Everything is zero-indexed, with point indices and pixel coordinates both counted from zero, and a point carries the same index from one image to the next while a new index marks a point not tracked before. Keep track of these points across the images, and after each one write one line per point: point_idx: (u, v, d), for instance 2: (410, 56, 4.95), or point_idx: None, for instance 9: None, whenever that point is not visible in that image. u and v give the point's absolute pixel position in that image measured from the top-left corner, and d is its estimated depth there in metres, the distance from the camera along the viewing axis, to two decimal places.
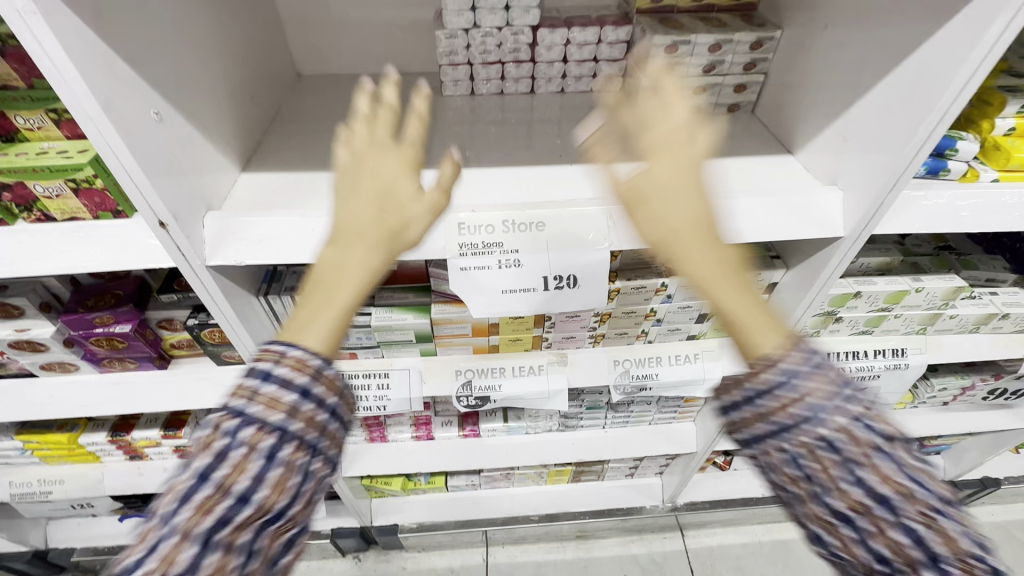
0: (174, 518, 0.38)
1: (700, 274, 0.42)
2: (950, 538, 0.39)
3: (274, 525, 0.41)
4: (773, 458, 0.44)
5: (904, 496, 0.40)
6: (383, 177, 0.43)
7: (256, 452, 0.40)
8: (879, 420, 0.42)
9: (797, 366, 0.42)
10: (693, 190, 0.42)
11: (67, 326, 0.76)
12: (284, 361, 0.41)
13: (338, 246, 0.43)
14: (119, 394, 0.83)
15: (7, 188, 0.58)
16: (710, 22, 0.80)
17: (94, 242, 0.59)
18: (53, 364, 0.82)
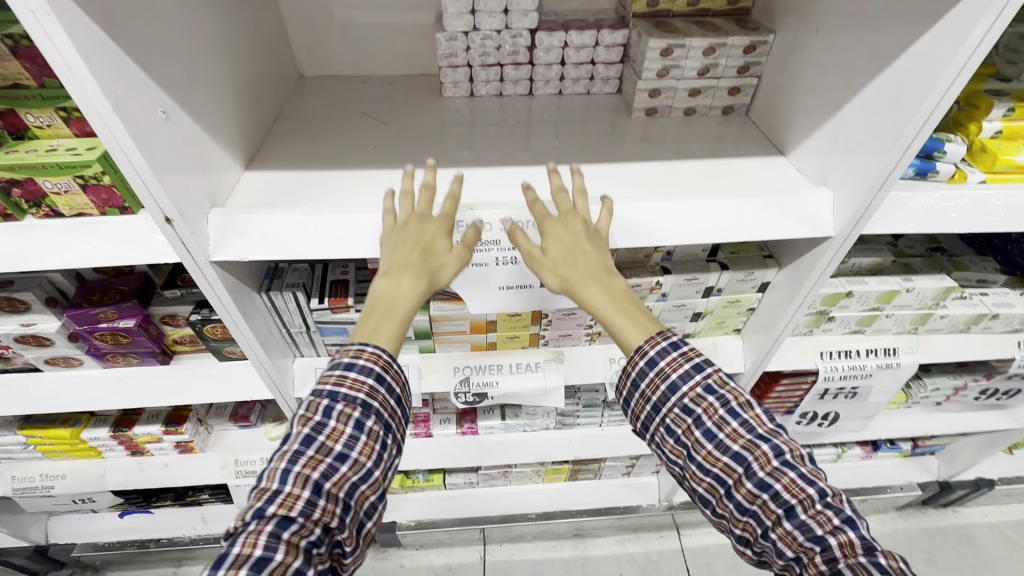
0: (291, 471, 0.54)
1: (596, 301, 0.64)
2: (790, 482, 0.57)
3: (361, 483, 0.57)
4: (666, 439, 0.65)
5: (748, 449, 0.60)
6: (426, 236, 0.62)
7: (348, 421, 0.58)
8: (734, 401, 0.62)
9: (657, 358, 0.64)
10: (595, 248, 0.63)
11: (72, 321, 0.77)
12: (363, 355, 0.61)
13: (395, 280, 0.61)
14: (122, 388, 0.85)
15: (16, 185, 0.59)
16: (704, 26, 0.82)
17: (101, 238, 0.61)
18: (58, 359, 0.84)
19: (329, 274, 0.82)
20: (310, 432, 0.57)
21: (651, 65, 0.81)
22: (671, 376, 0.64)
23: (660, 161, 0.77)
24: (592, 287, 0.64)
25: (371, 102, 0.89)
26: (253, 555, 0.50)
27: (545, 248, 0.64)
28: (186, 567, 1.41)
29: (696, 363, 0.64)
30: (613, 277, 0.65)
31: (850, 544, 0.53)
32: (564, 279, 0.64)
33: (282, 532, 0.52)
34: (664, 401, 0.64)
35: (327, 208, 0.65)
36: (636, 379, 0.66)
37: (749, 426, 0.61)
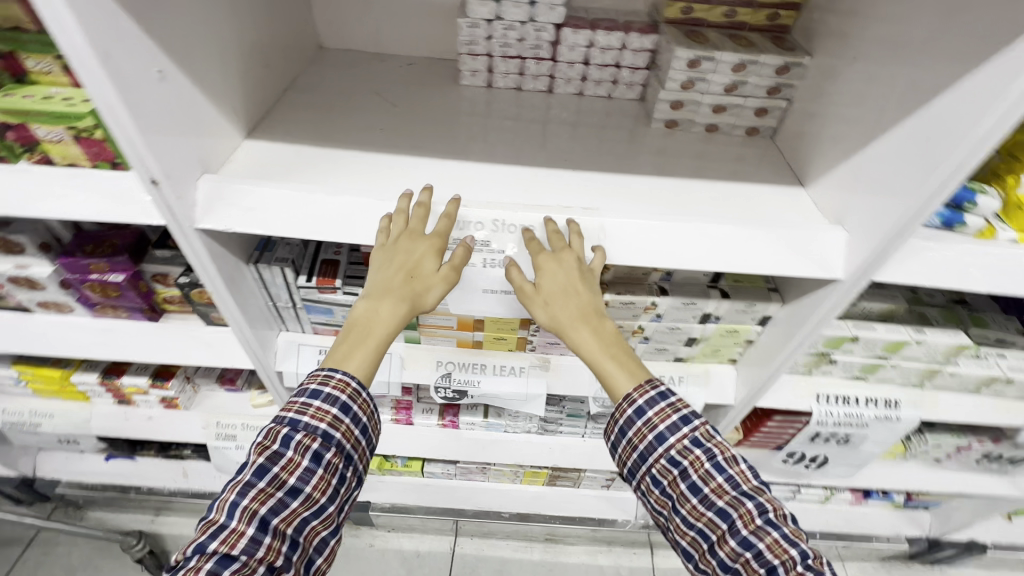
0: (240, 505, 0.57)
1: (582, 344, 0.67)
2: (773, 542, 0.58)
3: (313, 517, 0.61)
4: (651, 490, 0.67)
5: (732, 505, 0.61)
6: (413, 258, 0.62)
7: (308, 451, 0.62)
8: (723, 457, 0.64)
9: (643, 404, 0.67)
10: (585, 292, 0.65)
11: (64, 268, 0.77)
12: (331, 381, 0.64)
13: (376, 304, 0.64)
14: (109, 339, 0.85)
15: (11, 128, 0.58)
16: (737, 39, 0.78)
17: (90, 191, 0.60)
18: (49, 303, 0.84)
19: (321, 253, 0.81)
20: (264, 464, 0.60)
21: (676, 76, 0.77)
22: (659, 427, 0.66)
23: (671, 177, 0.73)
24: (580, 330, 0.67)
25: (386, 82, 0.87)
26: None
27: (537, 283, 0.65)
28: (163, 517, 1.44)
29: (683, 415, 0.67)
30: (603, 320, 0.68)
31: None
32: (551, 315, 0.67)
33: (223, 568, 0.54)
34: (650, 452, 0.67)
35: (317, 187, 0.63)
36: (624, 425, 0.68)
37: (733, 481, 0.63)
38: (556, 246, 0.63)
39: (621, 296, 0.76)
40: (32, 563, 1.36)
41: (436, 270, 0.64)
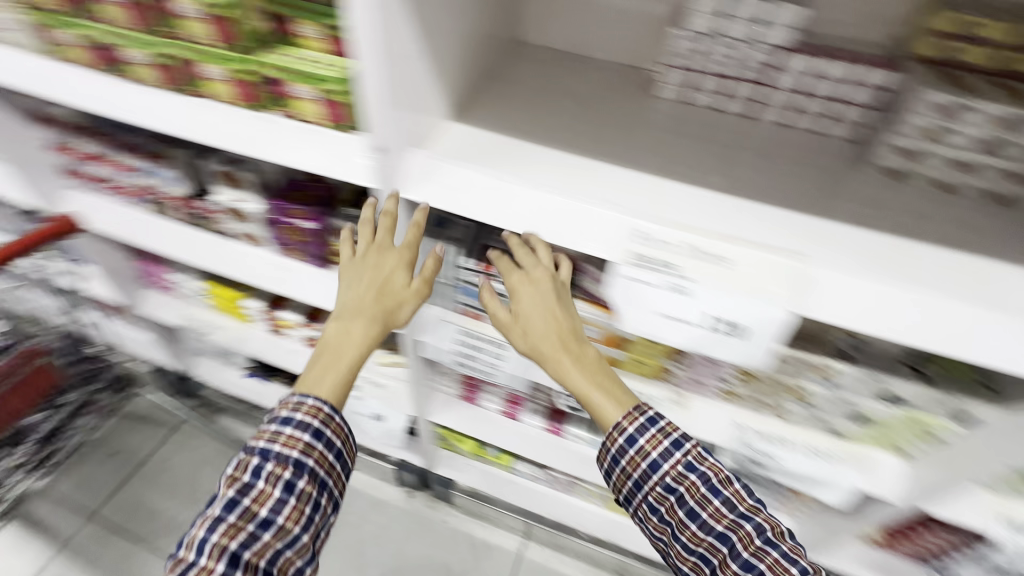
0: (209, 540, 0.61)
1: (573, 379, 0.69)
2: (773, 562, 0.61)
3: (286, 548, 0.64)
4: (652, 518, 0.71)
5: (731, 529, 0.65)
6: (384, 271, 0.69)
7: (280, 479, 0.65)
8: (719, 479, 0.68)
9: (635, 431, 0.69)
10: (558, 316, 0.70)
11: (272, 208, 0.88)
12: (302, 409, 0.68)
13: (344, 323, 0.70)
14: (284, 276, 0.94)
15: (272, 83, 0.65)
16: (1006, 90, 0.66)
17: (317, 145, 0.66)
18: (246, 236, 0.97)
19: (487, 237, 0.82)
20: (234, 498, 0.64)
21: (916, 121, 0.68)
22: (651, 455, 0.69)
23: (889, 235, 0.63)
24: (562, 358, 0.69)
25: (579, 85, 0.85)
26: None
27: (516, 308, 0.71)
28: None
29: (675, 440, 0.70)
30: (586, 346, 0.71)
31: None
32: (530, 341, 0.71)
33: None
34: (644, 480, 0.71)
35: (510, 177, 0.64)
36: (616, 453, 0.71)
37: (729, 503, 0.66)
38: (529, 268, 0.69)
39: (804, 353, 0.71)
40: (174, 446, 1.58)
41: (405, 286, 0.71)
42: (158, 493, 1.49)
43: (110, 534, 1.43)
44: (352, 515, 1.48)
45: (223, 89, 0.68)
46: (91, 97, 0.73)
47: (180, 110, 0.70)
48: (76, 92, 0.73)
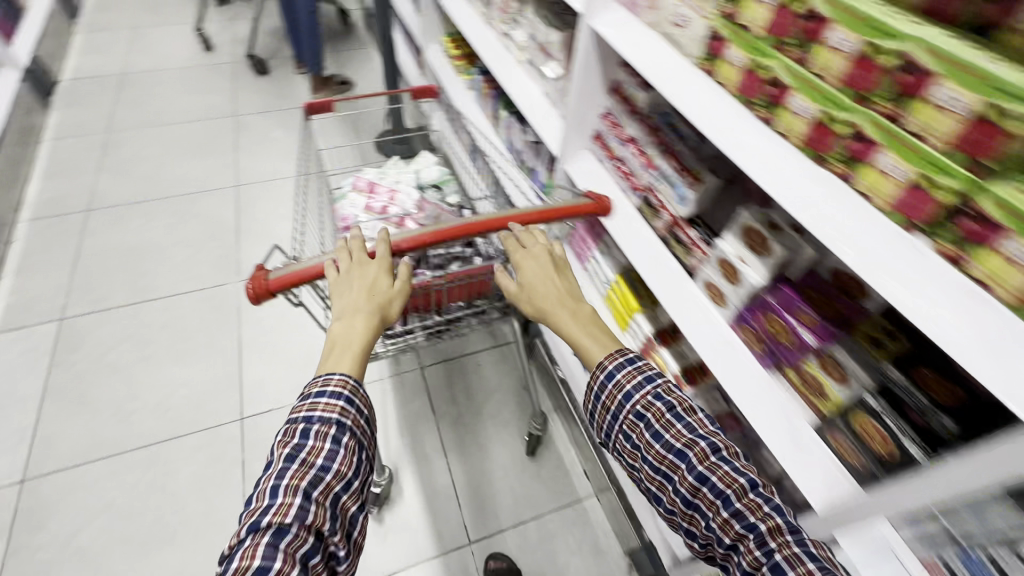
0: (280, 485, 0.68)
1: (567, 323, 0.91)
2: (723, 474, 0.72)
3: (341, 491, 0.72)
4: (626, 449, 0.82)
5: (688, 448, 0.75)
6: (370, 278, 0.88)
7: (329, 436, 0.73)
8: (670, 398, 0.80)
9: (614, 369, 0.84)
10: (555, 287, 0.95)
11: (777, 294, 0.75)
12: (332, 383, 0.78)
13: (344, 320, 0.84)
14: (724, 352, 0.84)
15: (973, 220, 0.48)
16: None
17: (974, 321, 0.46)
18: (711, 287, 0.88)
19: None
20: (292, 453, 0.71)
21: None
22: (626, 386, 0.82)
23: None
24: (561, 312, 0.92)
25: None
26: (253, 564, 0.61)
27: (523, 282, 0.97)
28: (553, 417, 1.67)
29: (647, 375, 0.82)
30: (579, 305, 0.93)
31: (778, 529, 0.66)
32: (538, 306, 0.95)
33: (279, 543, 0.63)
34: (620, 409, 0.82)
35: None
36: (600, 394, 0.85)
37: (690, 427, 0.77)
38: (531, 264, 0.97)
39: None
40: (489, 365, 1.79)
41: (390, 287, 0.90)
42: (460, 393, 1.72)
43: (420, 392, 1.72)
44: (573, 541, 1.44)
45: (879, 186, 0.54)
46: (716, 125, 0.70)
47: (809, 182, 0.60)
48: (706, 113, 0.71)
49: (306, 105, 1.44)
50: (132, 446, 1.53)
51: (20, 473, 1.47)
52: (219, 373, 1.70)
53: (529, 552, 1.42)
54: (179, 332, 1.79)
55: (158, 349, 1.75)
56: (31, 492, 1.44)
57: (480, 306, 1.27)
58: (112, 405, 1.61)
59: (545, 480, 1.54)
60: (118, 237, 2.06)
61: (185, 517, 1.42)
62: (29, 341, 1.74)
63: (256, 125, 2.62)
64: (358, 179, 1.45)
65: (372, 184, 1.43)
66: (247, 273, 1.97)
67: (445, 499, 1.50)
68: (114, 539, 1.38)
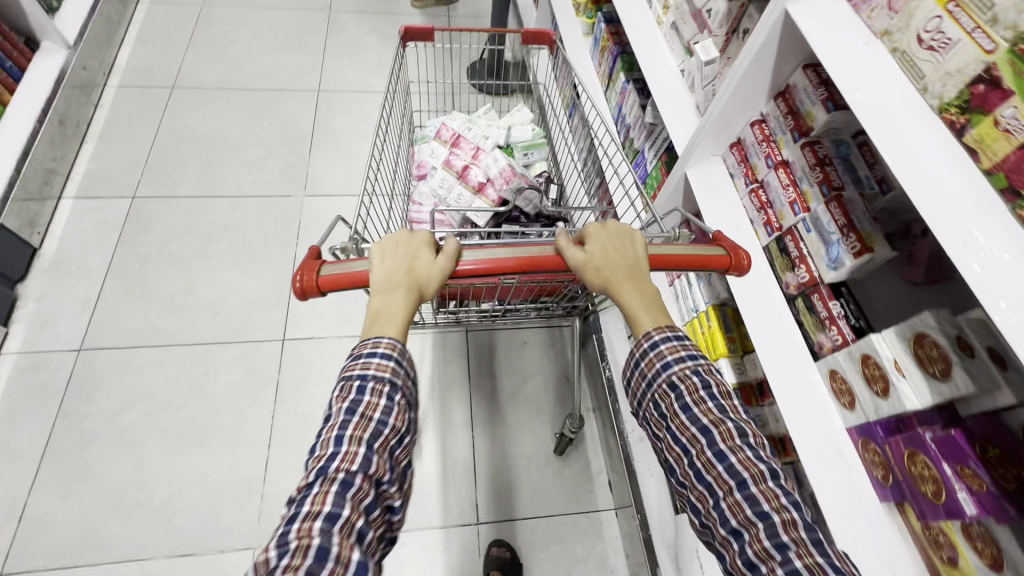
0: (345, 435, 0.64)
1: (629, 295, 0.73)
2: (744, 458, 0.64)
3: (396, 446, 0.68)
4: (650, 414, 0.74)
5: (714, 425, 0.67)
6: (410, 255, 0.73)
7: (384, 392, 0.69)
8: (708, 375, 0.71)
9: (660, 342, 0.73)
10: (627, 262, 0.73)
11: (938, 434, 0.58)
12: (380, 345, 0.71)
13: (381, 293, 0.72)
14: (834, 464, 0.69)
15: None
16: None
17: None
18: (838, 379, 0.71)
19: None
20: (350, 407, 0.67)
21: None
22: (666, 356, 0.72)
23: None
24: (627, 286, 0.73)
25: None
26: (322, 509, 0.58)
27: (588, 252, 0.73)
28: (590, 415, 1.59)
29: (691, 352, 0.73)
30: (648, 279, 0.74)
31: (792, 522, 0.59)
32: (603, 279, 0.73)
33: (346, 490, 0.60)
34: (655, 377, 0.73)
35: None
36: (638, 359, 0.75)
37: (721, 407, 0.68)
38: (602, 241, 0.74)
39: None
40: (534, 346, 1.70)
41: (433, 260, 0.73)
42: (499, 369, 1.65)
43: (461, 354, 1.66)
44: (581, 549, 1.40)
45: None
46: (942, 217, 0.49)
47: None
48: (931, 192, 0.50)
49: (405, 28, 1.31)
50: (180, 342, 1.57)
51: (78, 341, 1.53)
52: (271, 287, 1.69)
53: (534, 548, 1.39)
54: (239, 237, 1.77)
55: (217, 248, 1.74)
56: (86, 362, 1.51)
57: (544, 304, 1.23)
58: (169, 295, 1.64)
59: (566, 482, 1.49)
60: (197, 122, 2.02)
61: (217, 423, 1.46)
62: (103, 213, 1.77)
63: (350, 26, 2.45)
64: (441, 130, 1.42)
65: (456, 137, 1.40)
66: (313, 189, 1.91)
67: (462, 473, 1.47)
68: (152, 427, 1.44)
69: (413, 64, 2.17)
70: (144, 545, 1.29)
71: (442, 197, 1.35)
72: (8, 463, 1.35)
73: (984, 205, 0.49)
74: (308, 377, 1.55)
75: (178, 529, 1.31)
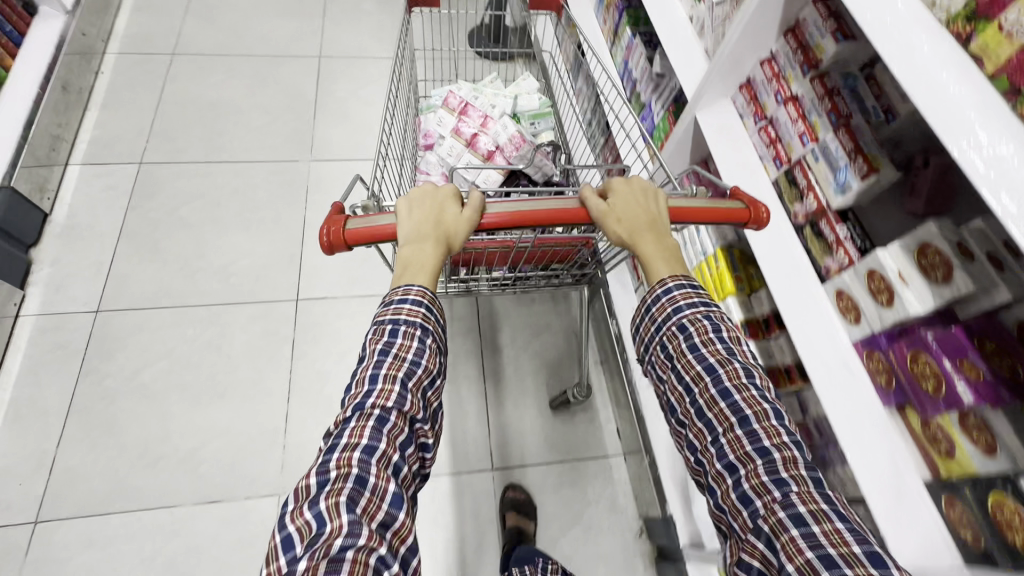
0: (379, 374, 0.67)
1: (647, 246, 0.76)
2: (749, 397, 0.66)
3: (428, 388, 0.71)
4: (657, 356, 0.76)
5: (720, 364, 0.69)
6: (438, 209, 0.76)
7: (416, 336, 0.71)
8: (718, 320, 0.74)
9: (673, 287, 0.76)
10: (648, 215, 0.76)
11: (940, 334, 0.64)
12: (410, 293, 0.74)
13: (410, 245, 0.73)
14: (840, 375, 0.74)
15: None
16: None
17: None
18: (843, 300, 0.76)
19: None
20: (384, 348, 0.70)
21: None
22: (679, 301, 0.75)
23: None
24: (647, 237, 0.76)
25: None
26: (360, 442, 0.61)
27: (611, 204, 0.76)
28: (598, 367, 1.64)
29: (703, 299, 0.76)
30: (666, 230, 0.77)
31: (792, 459, 0.61)
32: (625, 231, 0.76)
33: (382, 426, 0.63)
34: (665, 320, 0.76)
35: None
36: (649, 304, 0.78)
37: (728, 350, 0.71)
38: (624, 195, 0.76)
39: None
40: (542, 303, 1.74)
41: (460, 214, 0.75)
42: (509, 326, 1.70)
43: (472, 310, 1.71)
44: (591, 491, 1.46)
45: None
46: (947, 123, 0.53)
47: None
48: (936, 100, 0.54)
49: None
50: (195, 303, 1.59)
51: (95, 303, 1.56)
52: (283, 249, 1.71)
53: (545, 489, 1.45)
54: (248, 201, 1.79)
55: (227, 212, 1.76)
56: (103, 322, 1.53)
57: (555, 271, 1.23)
58: (181, 258, 1.66)
59: (575, 434, 1.54)
60: (199, 89, 2.02)
61: (236, 379, 1.50)
62: (111, 178, 1.78)
63: None
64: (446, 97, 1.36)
65: (464, 105, 1.34)
66: (319, 153, 1.92)
67: (476, 423, 1.53)
68: (172, 383, 1.47)
69: (416, 31, 2.17)
70: (172, 493, 1.34)
71: (451, 165, 1.30)
72: (34, 418, 1.39)
73: (986, 107, 0.52)
74: (323, 335, 1.58)
75: (203, 477, 1.36)
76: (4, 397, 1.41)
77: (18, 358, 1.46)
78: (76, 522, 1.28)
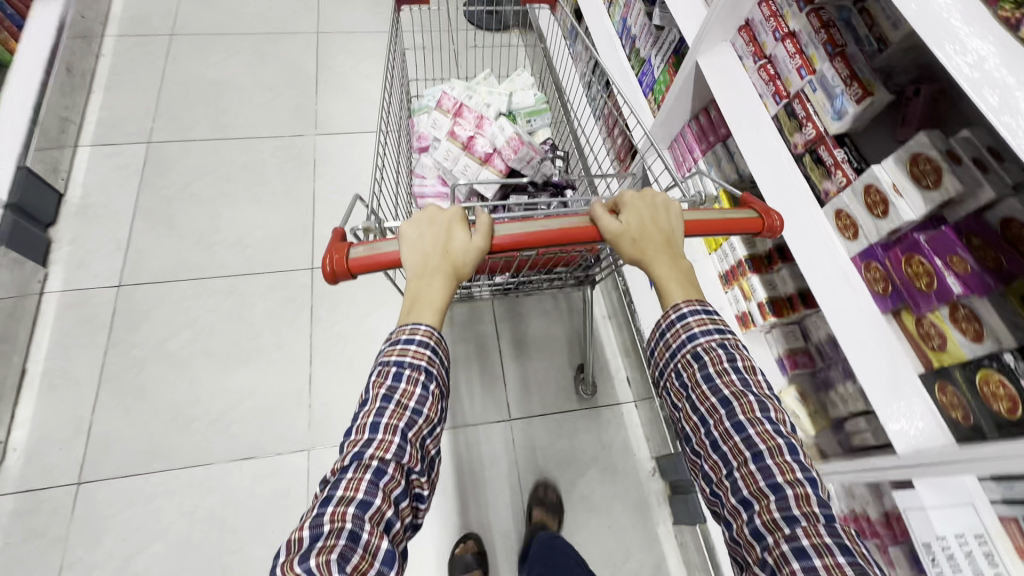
0: (381, 422, 0.66)
1: (660, 269, 0.76)
2: (763, 432, 0.65)
3: (429, 435, 0.70)
4: (670, 382, 0.76)
5: (735, 397, 0.68)
6: (447, 238, 0.75)
7: (420, 381, 0.71)
8: (733, 349, 0.73)
9: (688, 312, 0.75)
10: (660, 235, 0.75)
11: (932, 236, 0.70)
12: (417, 331, 0.74)
13: (421, 275, 0.74)
14: (837, 286, 0.80)
15: None
16: None
17: None
18: (842, 217, 0.81)
19: None
20: (386, 393, 0.69)
21: None
22: (693, 328, 0.74)
23: None
24: (660, 258, 0.75)
25: None
26: (357, 495, 0.60)
27: (624, 224, 0.75)
28: (607, 322, 1.70)
29: (718, 326, 0.74)
30: (679, 251, 0.77)
31: (806, 496, 0.60)
32: (638, 251, 0.75)
33: (378, 480, 0.62)
34: (680, 347, 0.75)
35: None
36: (664, 329, 0.77)
37: (743, 380, 0.69)
38: (636, 215, 0.76)
39: None
40: None
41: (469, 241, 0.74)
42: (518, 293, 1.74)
43: None
44: (607, 436, 1.53)
45: None
46: (934, 32, 0.58)
47: None
48: (924, 13, 0.60)
49: None
50: (213, 274, 1.64)
51: (117, 278, 1.60)
52: (295, 221, 1.75)
53: (563, 436, 1.53)
54: (258, 175, 1.82)
55: (238, 187, 1.80)
56: (126, 296, 1.58)
57: (558, 274, 1.22)
58: (197, 232, 1.70)
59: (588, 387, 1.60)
60: (201, 68, 2.03)
61: (260, 344, 1.55)
62: (121, 158, 1.81)
63: None
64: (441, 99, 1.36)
65: (459, 106, 1.35)
66: (324, 127, 1.95)
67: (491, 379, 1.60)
68: (199, 350, 1.53)
69: (408, 20, 2.21)
70: (207, 451, 1.40)
71: (448, 169, 1.32)
72: (68, 388, 1.44)
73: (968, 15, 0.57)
74: (340, 301, 1.63)
75: (235, 436, 1.42)
76: (36, 369, 1.46)
77: (47, 332, 1.51)
78: (117, 481, 1.35)
